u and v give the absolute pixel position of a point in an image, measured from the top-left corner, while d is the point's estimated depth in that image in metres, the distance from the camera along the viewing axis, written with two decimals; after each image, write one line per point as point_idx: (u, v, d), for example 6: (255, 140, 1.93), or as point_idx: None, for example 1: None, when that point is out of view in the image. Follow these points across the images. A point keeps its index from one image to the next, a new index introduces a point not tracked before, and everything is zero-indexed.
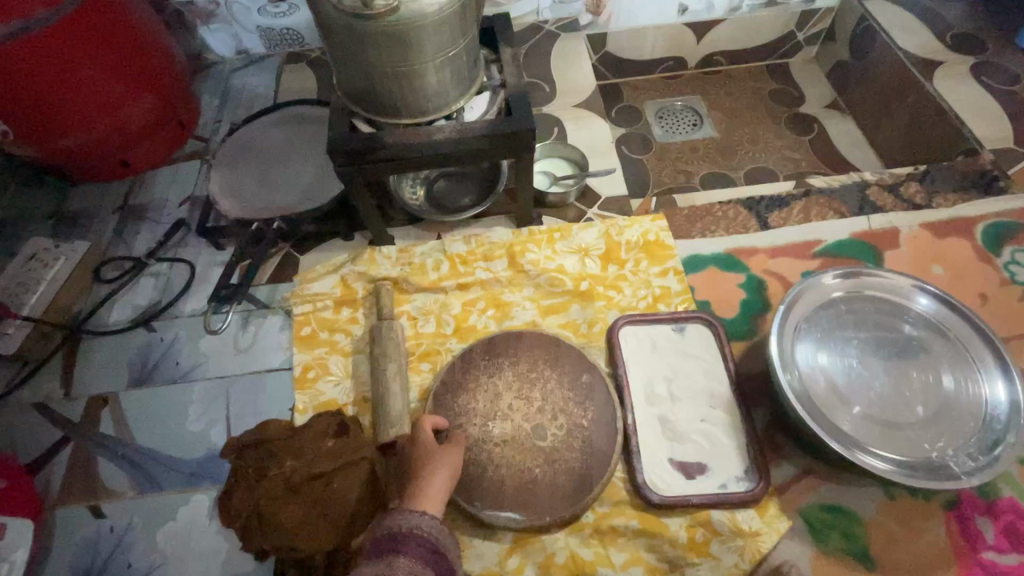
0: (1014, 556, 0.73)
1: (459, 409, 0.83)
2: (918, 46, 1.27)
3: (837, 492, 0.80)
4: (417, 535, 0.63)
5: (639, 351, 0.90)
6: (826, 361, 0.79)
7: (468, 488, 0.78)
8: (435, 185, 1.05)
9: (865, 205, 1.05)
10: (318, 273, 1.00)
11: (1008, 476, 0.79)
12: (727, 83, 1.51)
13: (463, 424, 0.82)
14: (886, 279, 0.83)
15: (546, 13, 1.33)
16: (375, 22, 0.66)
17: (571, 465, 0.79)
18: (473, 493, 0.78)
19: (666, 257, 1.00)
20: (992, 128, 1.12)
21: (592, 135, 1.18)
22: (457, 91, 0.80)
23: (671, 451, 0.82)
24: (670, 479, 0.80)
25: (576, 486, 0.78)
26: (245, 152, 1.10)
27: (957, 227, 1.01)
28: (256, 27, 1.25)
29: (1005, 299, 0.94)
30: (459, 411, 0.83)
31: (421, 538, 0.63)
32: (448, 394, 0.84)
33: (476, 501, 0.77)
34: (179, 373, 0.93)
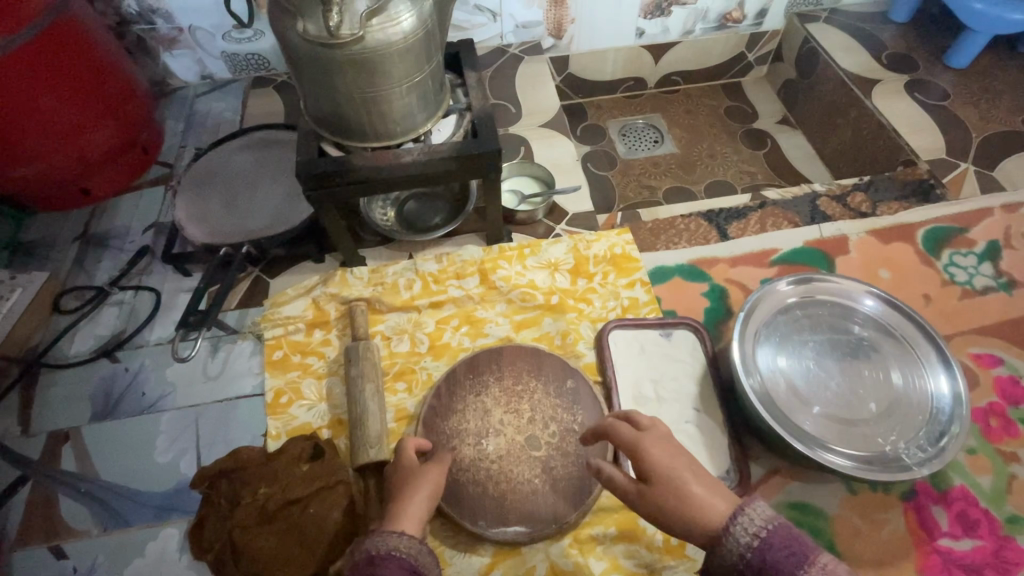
0: (967, 541, 0.78)
1: (452, 433, 0.84)
2: (857, 65, 1.36)
3: (804, 490, 0.83)
4: (397, 556, 0.63)
5: (627, 354, 0.93)
6: (785, 364, 0.83)
7: (472, 507, 0.79)
8: (406, 206, 1.06)
9: (816, 214, 1.11)
10: (290, 296, 0.99)
11: (958, 465, 0.84)
12: (685, 101, 1.58)
13: (456, 447, 0.82)
14: (835, 284, 0.88)
15: (510, 38, 1.38)
16: (341, 51, 0.68)
17: (570, 468, 0.81)
18: (477, 512, 0.78)
19: (633, 269, 1.03)
20: (927, 140, 1.20)
21: (558, 153, 1.22)
22: (424, 115, 0.83)
23: None
24: None
25: (577, 491, 0.80)
26: (211, 177, 1.09)
27: (901, 232, 1.08)
28: (221, 52, 1.26)
29: (946, 299, 1.00)
30: (450, 433, 0.84)
31: (400, 559, 0.62)
32: (438, 420, 0.84)
33: (481, 521, 0.78)
34: (146, 404, 0.91)
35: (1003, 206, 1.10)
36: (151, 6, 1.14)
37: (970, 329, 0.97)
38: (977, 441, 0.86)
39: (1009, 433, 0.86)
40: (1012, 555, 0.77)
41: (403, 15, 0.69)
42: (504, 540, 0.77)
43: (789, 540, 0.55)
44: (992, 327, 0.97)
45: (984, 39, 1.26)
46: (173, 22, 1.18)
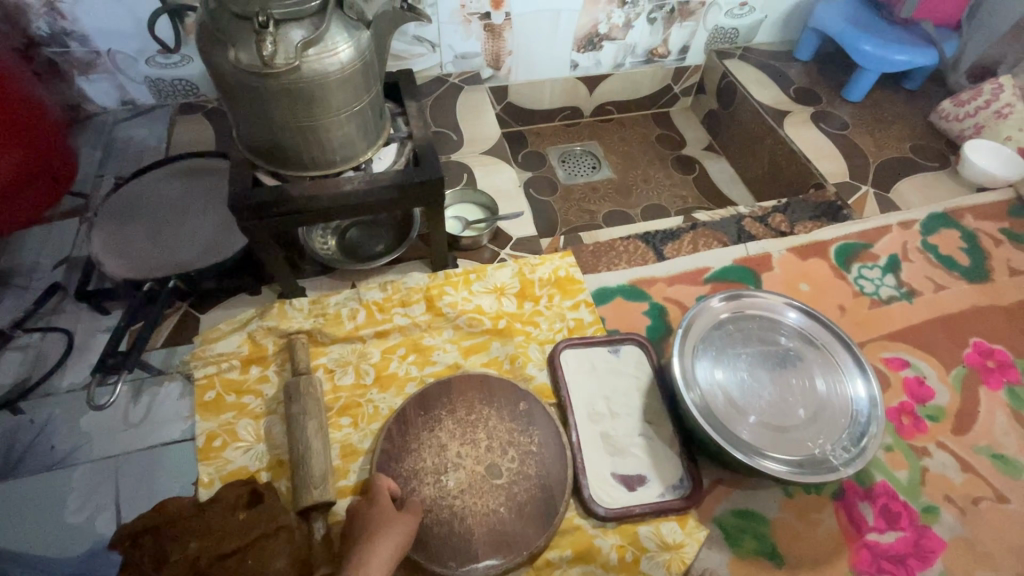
0: (892, 533, 0.84)
1: (408, 474, 0.81)
2: (770, 97, 1.48)
3: (746, 497, 0.86)
4: None
5: (579, 374, 0.94)
6: (722, 377, 0.87)
7: (442, 549, 0.76)
8: (347, 234, 1.04)
9: (742, 234, 1.19)
10: (222, 332, 0.94)
11: (879, 462, 0.91)
12: (619, 129, 1.67)
13: (415, 488, 0.80)
14: (762, 299, 0.95)
15: (449, 67, 1.41)
16: (277, 80, 0.67)
17: (532, 492, 0.81)
18: (446, 553, 0.76)
19: (577, 291, 1.06)
20: (833, 166, 1.33)
21: (500, 179, 1.24)
22: (364, 143, 0.82)
23: (613, 465, 0.87)
24: (614, 492, 0.84)
25: (539, 517, 0.79)
26: (134, 209, 1.03)
27: (816, 249, 1.18)
28: (144, 77, 1.20)
29: (858, 308, 1.10)
30: (408, 475, 0.81)
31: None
32: (392, 461, 0.82)
33: (449, 561, 0.75)
34: (55, 459, 0.82)
35: (900, 223, 1.23)
36: (64, 28, 1.08)
37: (880, 335, 1.06)
38: (893, 439, 0.93)
39: (919, 430, 0.95)
40: (929, 543, 0.83)
41: (341, 46, 0.69)
42: None
43: None
44: (897, 332, 1.07)
45: (873, 76, 1.42)
46: (90, 46, 1.12)
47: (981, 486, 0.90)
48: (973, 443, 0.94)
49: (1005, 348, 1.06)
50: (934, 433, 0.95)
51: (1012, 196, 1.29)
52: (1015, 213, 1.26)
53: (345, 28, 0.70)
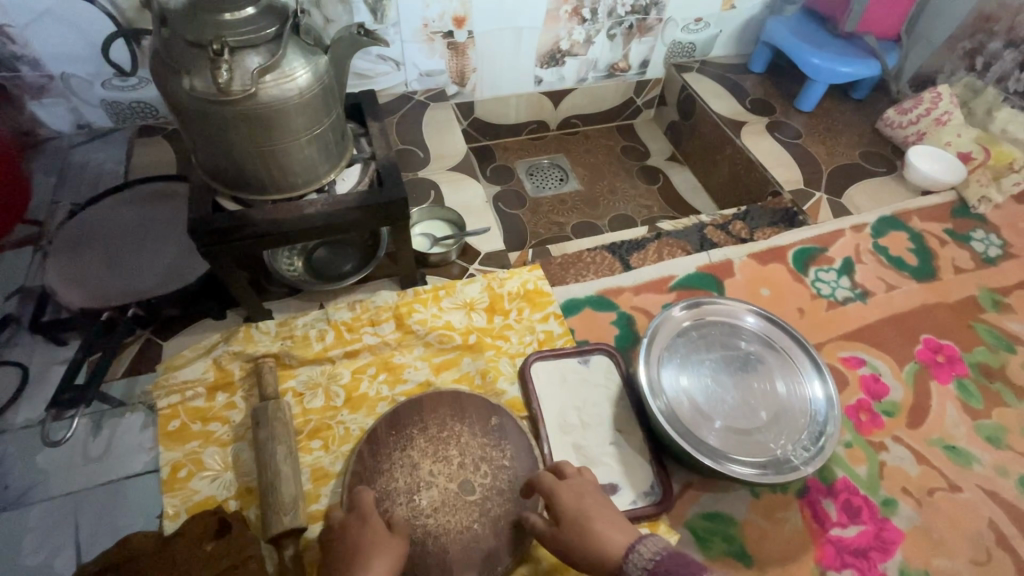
0: (853, 527, 0.87)
1: (380, 494, 0.81)
2: (727, 109, 1.54)
3: (715, 500, 0.88)
4: None
5: (550, 386, 0.96)
6: (687, 383, 0.89)
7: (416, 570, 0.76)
8: (314, 254, 1.04)
9: (705, 242, 1.23)
10: (186, 358, 0.92)
11: (840, 459, 0.94)
12: (585, 142, 1.71)
13: (388, 508, 0.80)
14: (722, 305, 0.98)
15: (414, 85, 1.42)
16: (234, 106, 0.67)
17: (506, 506, 0.81)
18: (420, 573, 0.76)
19: (546, 303, 1.07)
20: (788, 174, 1.39)
21: (468, 195, 1.25)
22: (327, 165, 0.82)
23: None
24: None
25: (514, 531, 0.80)
26: (91, 236, 1.01)
27: (776, 254, 1.22)
28: (100, 100, 1.18)
29: (817, 310, 1.14)
30: (381, 495, 0.81)
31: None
32: (364, 483, 0.81)
33: None
34: (11, 497, 0.79)
35: (852, 227, 1.28)
36: (14, 53, 1.05)
37: (837, 335, 1.11)
38: (852, 435, 0.97)
39: (876, 425, 0.99)
40: (888, 535, 0.87)
41: (298, 71, 0.69)
42: None
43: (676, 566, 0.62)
44: (853, 332, 1.11)
45: (822, 87, 1.49)
46: (42, 69, 1.09)
47: (935, 477, 0.94)
48: (927, 436, 0.99)
49: (954, 342, 1.12)
50: (891, 428, 0.99)
51: (954, 198, 1.36)
52: (957, 214, 1.34)
53: (302, 53, 0.70)
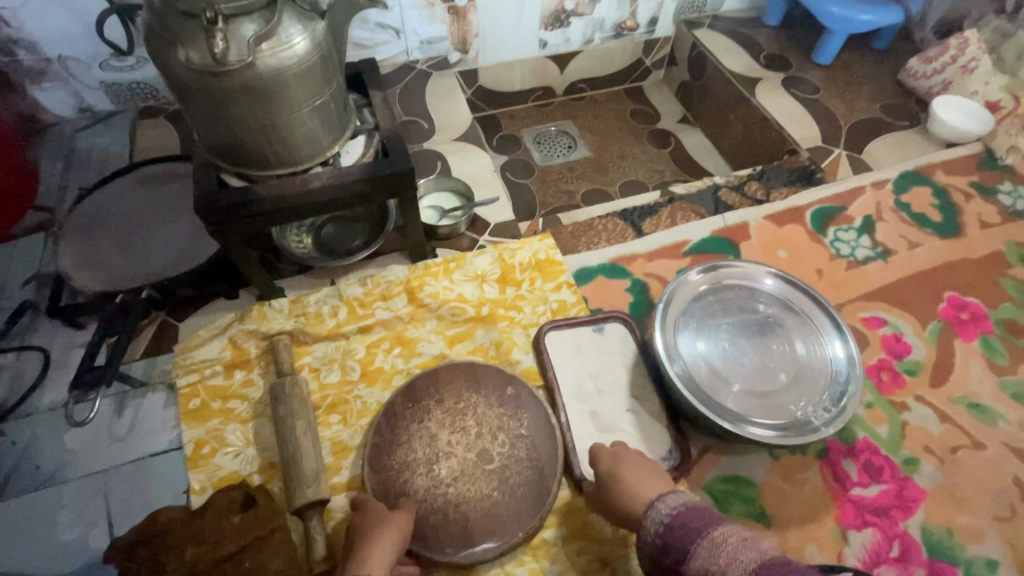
0: (875, 486, 0.87)
1: (399, 466, 0.81)
2: (740, 65, 1.48)
3: (733, 463, 0.88)
4: None
5: (565, 355, 0.95)
6: (704, 348, 0.88)
7: (438, 537, 0.77)
8: (323, 231, 1.03)
9: (719, 205, 1.20)
10: (203, 338, 0.93)
11: (861, 419, 0.93)
12: (593, 107, 1.66)
13: (407, 479, 0.80)
14: (739, 268, 0.95)
15: (416, 54, 1.38)
16: (232, 78, 0.65)
17: (525, 474, 0.82)
18: (443, 540, 0.77)
19: (558, 272, 1.06)
20: (805, 131, 1.34)
21: (475, 165, 1.22)
22: (330, 137, 0.80)
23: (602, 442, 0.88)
24: None
25: (534, 497, 0.80)
26: (104, 219, 1.00)
27: (793, 215, 1.19)
28: (99, 82, 1.16)
29: (836, 271, 1.11)
30: (400, 467, 0.81)
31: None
32: (383, 455, 0.82)
33: (447, 547, 0.77)
34: (41, 478, 0.81)
35: (873, 184, 1.24)
36: (9, 36, 1.04)
37: (858, 296, 1.08)
38: (873, 396, 0.96)
39: (898, 385, 0.97)
40: (910, 494, 0.86)
41: (296, 38, 0.67)
42: (474, 560, 0.76)
43: (691, 519, 0.62)
44: (874, 292, 1.09)
45: (841, 38, 1.42)
46: (39, 53, 1.08)
47: (959, 435, 0.93)
48: (950, 394, 0.97)
49: (978, 299, 1.09)
50: (913, 387, 0.97)
51: (981, 149, 1.31)
52: (984, 166, 1.28)
53: (299, 20, 0.68)
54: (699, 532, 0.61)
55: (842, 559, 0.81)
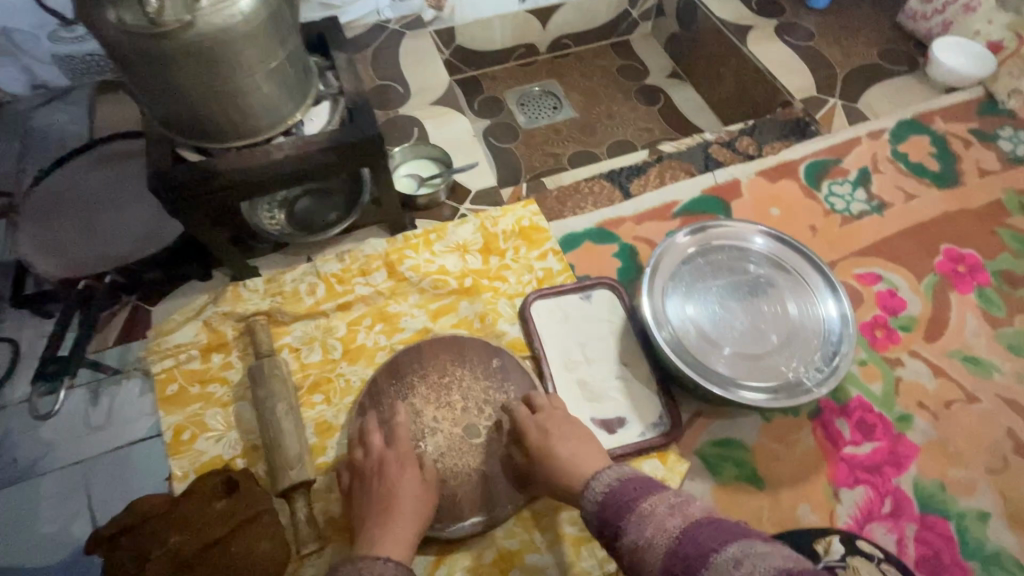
0: (868, 444, 0.86)
1: None
2: (731, 13, 1.40)
3: (725, 427, 0.87)
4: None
5: (551, 324, 0.93)
6: (693, 312, 0.86)
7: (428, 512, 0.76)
8: (295, 206, 0.99)
9: (709, 162, 1.15)
10: (176, 323, 0.90)
11: (854, 378, 0.91)
12: (579, 64, 1.58)
13: None
14: (728, 228, 0.92)
15: (387, 13, 1.30)
16: (172, 41, 0.60)
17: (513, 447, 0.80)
18: (432, 516, 0.76)
19: (543, 240, 1.02)
20: (799, 81, 1.28)
21: (453, 130, 1.17)
22: (291, 104, 0.75)
23: (592, 411, 0.86)
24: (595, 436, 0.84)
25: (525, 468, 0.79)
26: (62, 203, 0.95)
27: (786, 170, 1.14)
28: (50, 56, 1.09)
29: (829, 227, 1.08)
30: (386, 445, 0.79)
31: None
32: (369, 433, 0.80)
33: (437, 522, 0.76)
34: (18, 471, 0.79)
35: (869, 135, 1.19)
36: None
37: (852, 252, 1.05)
38: (867, 353, 0.94)
39: (892, 341, 0.95)
40: (903, 450, 0.86)
41: None
42: (464, 534, 0.76)
43: (622, 493, 0.62)
44: (868, 247, 1.06)
45: None
46: None
47: (953, 389, 0.91)
48: (945, 348, 0.95)
49: (975, 251, 1.06)
50: (907, 343, 0.95)
51: (982, 94, 1.25)
52: (984, 112, 1.23)
53: None
54: (627, 507, 0.60)
55: (834, 518, 0.81)
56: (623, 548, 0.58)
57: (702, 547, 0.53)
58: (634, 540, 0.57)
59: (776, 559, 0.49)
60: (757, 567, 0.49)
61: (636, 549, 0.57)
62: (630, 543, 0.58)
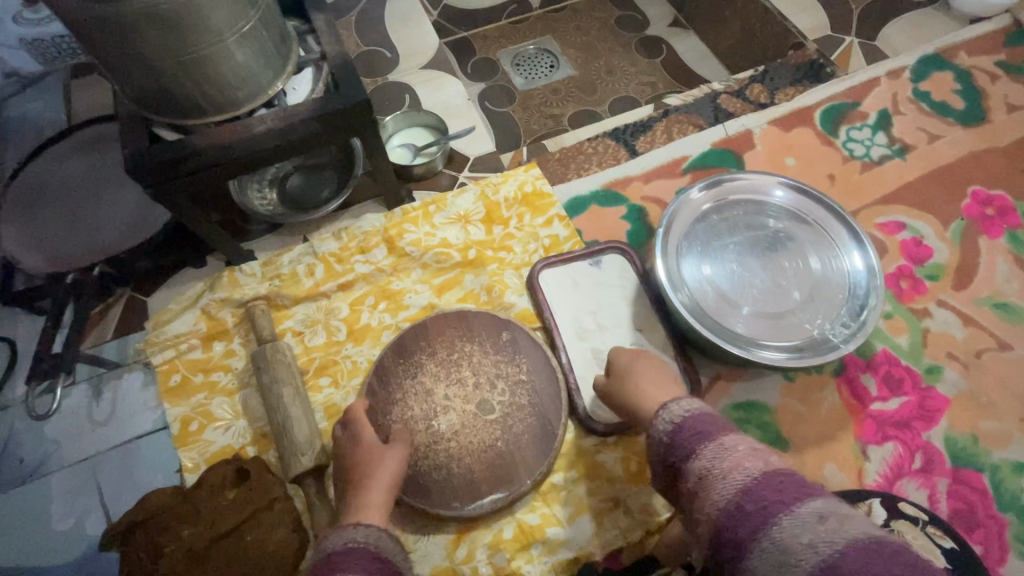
0: (896, 399, 0.83)
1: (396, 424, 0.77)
2: None
3: (747, 389, 0.84)
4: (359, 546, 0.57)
5: (561, 293, 0.89)
6: (710, 272, 0.81)
7: (443, 491, 0.74)
8: (287, 185, 0.94)
9: (719, 114, 1.09)
10: (174, 312, 0.87)
11: (880, 332, 0.88)
12: (575, 17, 1.49)
13: None
14: (744, 181, 0.87)
15: None
16: (129, 5, 0.54)
17: (528, 421, 0.78)
18: (449, 495, 0.74)
19: (547, 205, 0.97)
20: (810, 21, 1.21)
21: (446, 95, 1.11)
22: (269, 72, 0.70)
23: None
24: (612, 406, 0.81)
25: (542, 441, 0.77)
26: (44, 195, 0.91)
27: (801, 117, 1.08)
28: (18, 40, 1.02)
29: (849, 175, 1.02)
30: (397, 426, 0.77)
31: (363, 550, 0.57)
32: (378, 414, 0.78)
33: (454, 502, 0.74)
34: (28, 471, 0.78)
35: (889, 74, 1.12)
36: None
37: (875, 200, 1.00)
38: (892, 305, 0.90)
39: (918, 291, 0.91)
40: (933, 403, 0.82)
41: None
42: (482, 512, 0.74)
43: (701, 424, 0.58)
44: (892, 194, 1.00)
45: None
46: None
47: (984, 338, 0.87)
48: (974, 296, 0.91)
49: (1005, 192, 1.00)
50: (935, 293, 0.91)
51: (1009, 23, 1.16)
52: (1013, 42, 1.14)
53: None
54: (708, 435, 0.56)
55: (862, 476, 0.78)
56: (691, 473, 0.55)
57: (785, 490, 0.48)
58: (708, 466, 0.53)
59: (861, 522, 0.46)
60: (844, 524, 0.45)
61: (706, 475, 0.53)
62: (702, 470, 0.54)
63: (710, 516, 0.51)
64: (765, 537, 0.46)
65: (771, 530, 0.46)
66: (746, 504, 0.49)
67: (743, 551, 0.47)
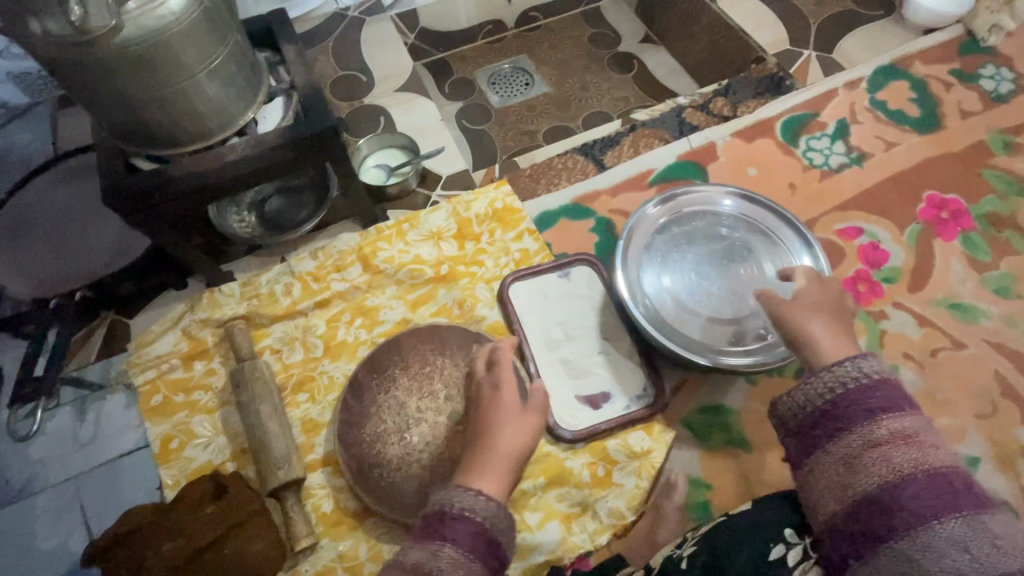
0: None
1: (371, 437, 0.80)
2: None
3: (711, 393, 0.87)
4: (467, 514, 0.58)
5: (530, 305, 0.92)
6: (670, 283, 0.85)
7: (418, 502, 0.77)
8: (265, 207, 0.97)
9: (684, 127, 1.12)
10: (155, 333, 0.89)
11: None
12: (549, 36, 1.53)
13: (381, 450, 0.79)
14: (699, 193, 0.90)
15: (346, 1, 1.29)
16: (103, 47, 0.58)
17: None
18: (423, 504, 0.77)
19: (518, 221, 1.01)
20: (770, 36, 1.25)
21: (420, 116, 1.15)
22: (241, 102, 0.74)
23: (575, 388, 0.86)
24: (579, 414, 0.84)
25: None
26: (29, 222, 0.94)
27: (763, 128, 1.12)
28: (6, 74, 1.06)
29: (809, 183, 1.06)
30: (371, 439, 0.80)
31: (471, 521, 0.58)
32: (352, 428, 0.81)
33: None
34: (13, 492, 0.81)
35: (846, 85, 1.16)
36: None
37: (834, 207, 1.03)
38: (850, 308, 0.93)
39: (876, 294, 0.94)
40: None
41: None
42: None
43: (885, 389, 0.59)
44: (850, 201, 1.04)
45: None
46: None
47: (939, 337, 0.91)
48: (930, 297, 0.94)
49: (959, 195, 1.04)
50: (892, 295, 0.94)
51: (961, 33, 1.21)
52: (965, 52, 1.19)
53: None
54: (903, 402, 0.58)
55: None
56: (886, 432, 0.56)
57: (976, 490, 0.53)
58: (910, 430, 0.56)
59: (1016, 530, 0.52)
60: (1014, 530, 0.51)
61: (899, 438, 0.55)
62: (900, 430, 0.56)
63: (904, 474, 0.53)
64: (967, 520, 0.50)
65: (976, 517, 0.50)
66: (954, 485, 0.52)
67: (933, 520, 0.51)
